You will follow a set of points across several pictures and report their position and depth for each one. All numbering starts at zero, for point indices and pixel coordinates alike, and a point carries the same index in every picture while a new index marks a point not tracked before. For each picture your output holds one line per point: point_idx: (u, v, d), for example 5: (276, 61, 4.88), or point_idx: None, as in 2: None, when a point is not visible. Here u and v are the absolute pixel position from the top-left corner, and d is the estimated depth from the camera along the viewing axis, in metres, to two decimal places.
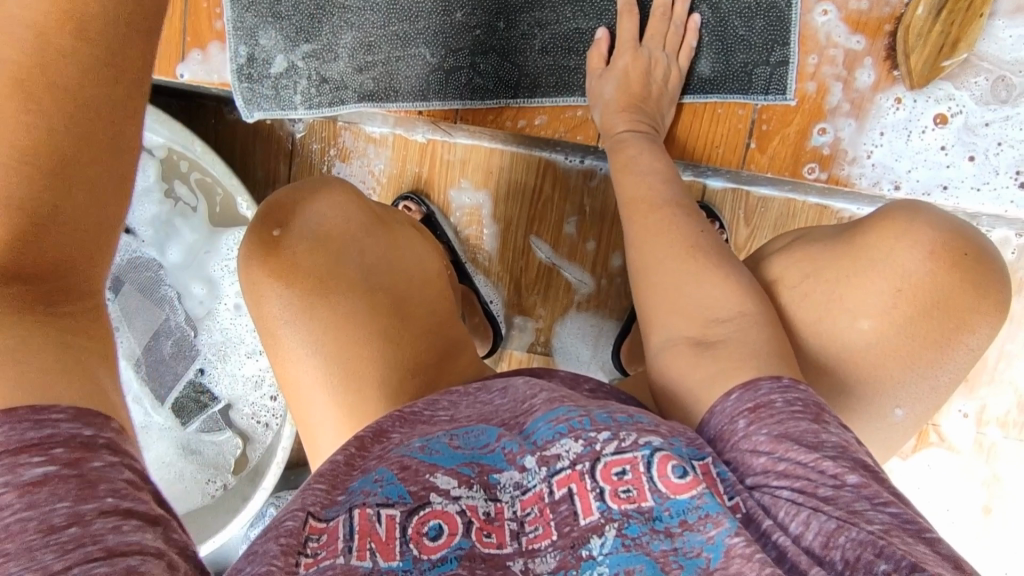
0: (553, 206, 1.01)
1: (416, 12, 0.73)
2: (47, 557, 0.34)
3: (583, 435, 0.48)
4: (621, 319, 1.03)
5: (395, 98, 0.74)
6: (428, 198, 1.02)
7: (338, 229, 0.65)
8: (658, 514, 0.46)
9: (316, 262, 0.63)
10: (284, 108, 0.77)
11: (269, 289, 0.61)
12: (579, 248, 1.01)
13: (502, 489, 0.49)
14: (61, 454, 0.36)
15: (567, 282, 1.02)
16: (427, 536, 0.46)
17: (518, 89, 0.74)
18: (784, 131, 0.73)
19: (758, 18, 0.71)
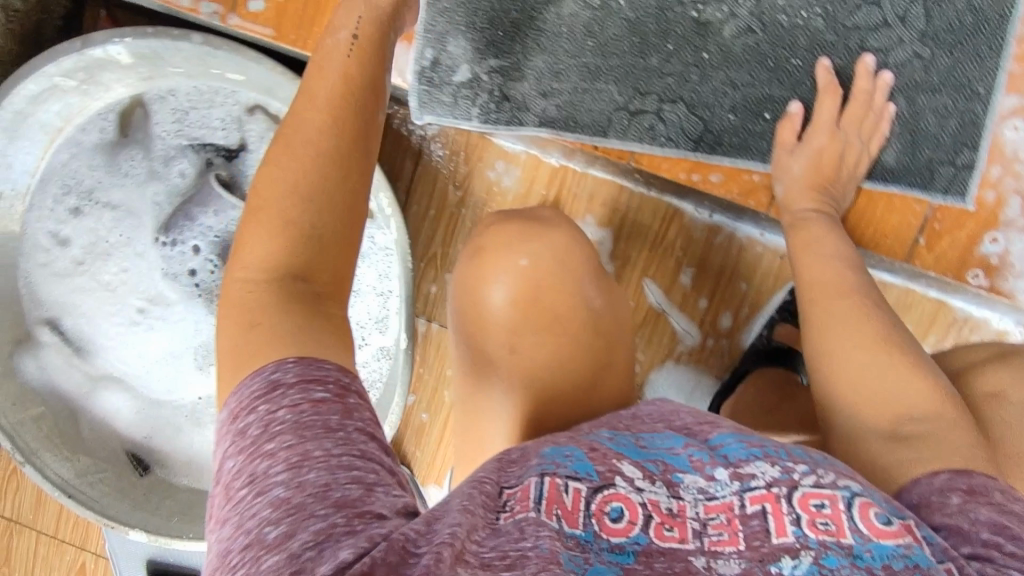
0: (674, 253, 1.00)
1: (612, 48, 0.73)
2: (330, 445, 0.43)
3: (780, 462, 0.48)
4: (720, 377, 1.03)
5: (575, 128, 0.74)
6: None
7: (558, 258, 0.63)
8: (859, 552, 0.42)
9: (532, 287, 0.61)
10: (457, 117, 0.76)
11: (492, 307, 0.62)
12: (692, 298, 1.00)
13: (686, 489, 0.47)
14: (330, 391, 0.45)
15: (672, 331, 1.01)
16: (608, 515, 0.44)
17: (699, 142, 0.73)
18: (956, 233, 0.73)
19: (953, 119, 0.71)
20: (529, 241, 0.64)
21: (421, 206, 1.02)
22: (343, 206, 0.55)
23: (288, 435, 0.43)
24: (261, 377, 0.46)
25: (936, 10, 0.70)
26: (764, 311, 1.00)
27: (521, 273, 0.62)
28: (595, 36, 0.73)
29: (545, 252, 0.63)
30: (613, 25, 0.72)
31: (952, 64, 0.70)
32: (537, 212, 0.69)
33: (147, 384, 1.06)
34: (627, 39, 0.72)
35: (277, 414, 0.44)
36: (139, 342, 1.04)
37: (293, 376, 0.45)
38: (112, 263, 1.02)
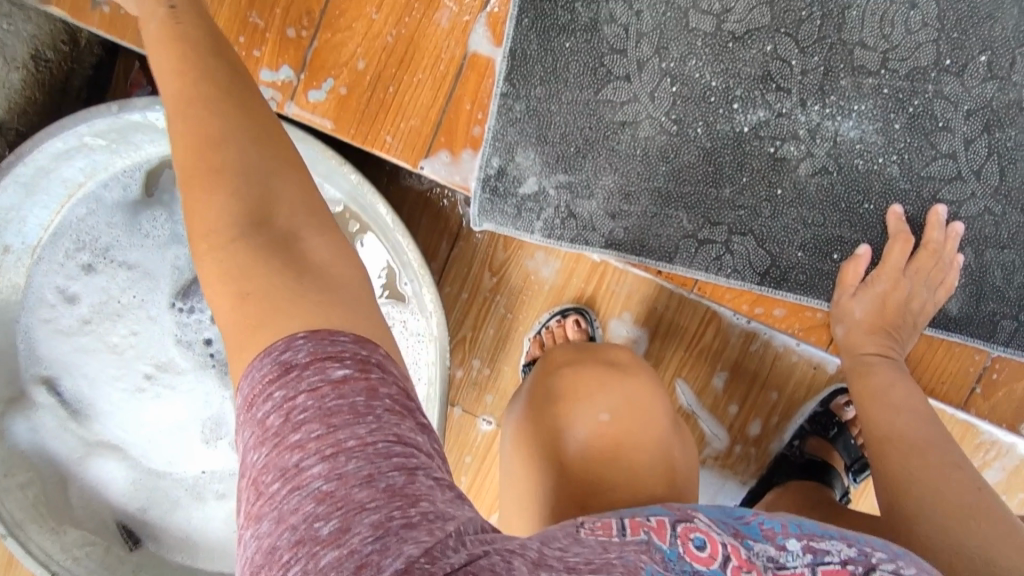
0: (710, 356, 0.99)
1: (685, 176, 0.71)
2: (360, 430, 0.38)
3: (857, 544, 0.47)
4: (745, 482, 1.01)
5: (641, 253, 0.72)
6: (591, 312, 0.98)
7: (638, 406, 0.61)
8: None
9: (610, 438, 0.59)
10: (519, 228, 0.73)
11: (570, 455, 0.59)
12: (723, 402, 0.99)
13: (757, 553, 0.45)
14: (352, 369, 0.39)
15: (700, 433, 1.00)
16: (692, 546, 0.44)
17: (766, 277, 0.72)
18: (1012, 385, 0.73)
19: (1018, 275, 0.71)
20: (609, 384, 0.63)
21: (453, 290, 0.99)
22: (203, 165, 0.48)
23: (313, 423, 0.37)
24: (270, 359, 0.40)
25: (1010, 170, 0.70)
26: (793, 420, 0.99)
27: (597, 422, 0.60)
28: (669, 163, 0.71)
29: (628, 396, 0.62)
30: (688, 153, 0.71)
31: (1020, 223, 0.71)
32: (611, 352, 0.68)
33: (145, 452, 0.96)
34: (701, 168, 0.71)
35: (296, 400, 0.38)
36: (143, 409, 0.95)
37: (307, 355, 0.39)
38: (122, 325, 0.94)
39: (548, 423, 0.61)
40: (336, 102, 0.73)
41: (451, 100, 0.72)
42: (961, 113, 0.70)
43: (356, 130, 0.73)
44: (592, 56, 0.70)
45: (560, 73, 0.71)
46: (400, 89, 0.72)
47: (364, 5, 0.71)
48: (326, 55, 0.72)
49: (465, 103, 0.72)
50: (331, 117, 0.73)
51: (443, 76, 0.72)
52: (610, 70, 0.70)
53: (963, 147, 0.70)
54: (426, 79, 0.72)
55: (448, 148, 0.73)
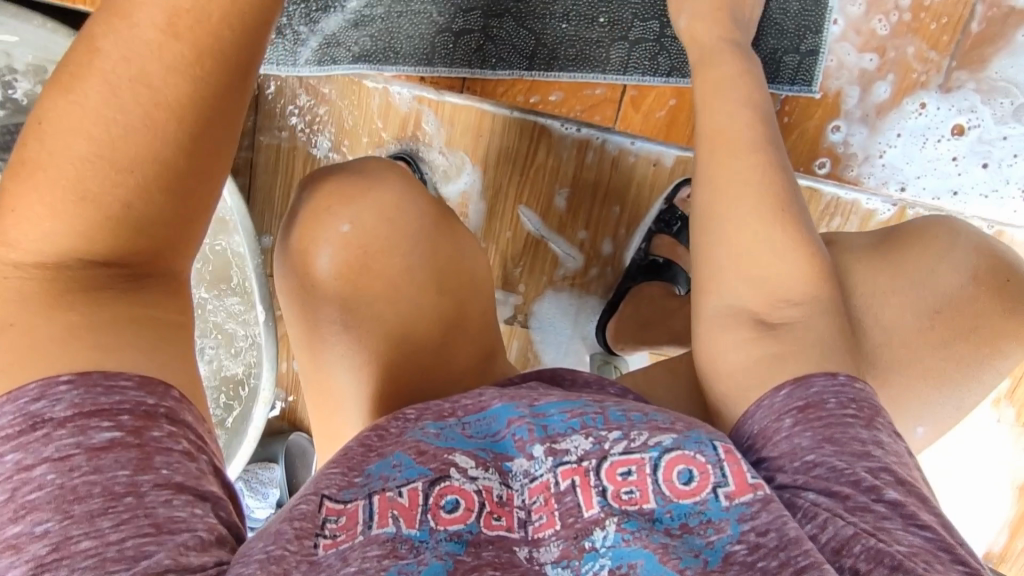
0: (547, 171, 0.95)
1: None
2: (103, 525, 0.35)
3: (594, 433, 0.48)
4: (605, 297, 1.01)
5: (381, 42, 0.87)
6: (419, 149, 0.94)
7: (395, 205, 0.61)
8: (659, 514, 0.45)
9: (363, 252, 0.59)
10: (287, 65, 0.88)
11: (318, 245, 0.59)
12: (570, 222, 0.97)
13: (512, 477, 0.47)
14: (127, 422, 0.37)
15: (554, 255, 0.99)
16: (443, 509, 0.44)
17: (477, 62, 0.88)
18: (806, 124, 0.75)
19: (795, 4, 0.72)
20: (358, 198, 0.61)
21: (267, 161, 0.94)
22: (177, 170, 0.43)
23: (43, 511, 0.35)
24: (14, 407, 0.36)
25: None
26: (643, 220, 0.97)
27: (344, 238, 0.59)
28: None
29: (369, 203, 0.61)
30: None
31: None
32: (363, 163, 0.65)
33: None
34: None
35: (35, 470, 0.35)
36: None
37: (68, 409, 0.36)
38: None
39: (310, 222, 0.60)
40: None
41: None
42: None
43: None
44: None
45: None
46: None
47: None
48: None
49: None
50: None
51: None
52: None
53: None
54: None
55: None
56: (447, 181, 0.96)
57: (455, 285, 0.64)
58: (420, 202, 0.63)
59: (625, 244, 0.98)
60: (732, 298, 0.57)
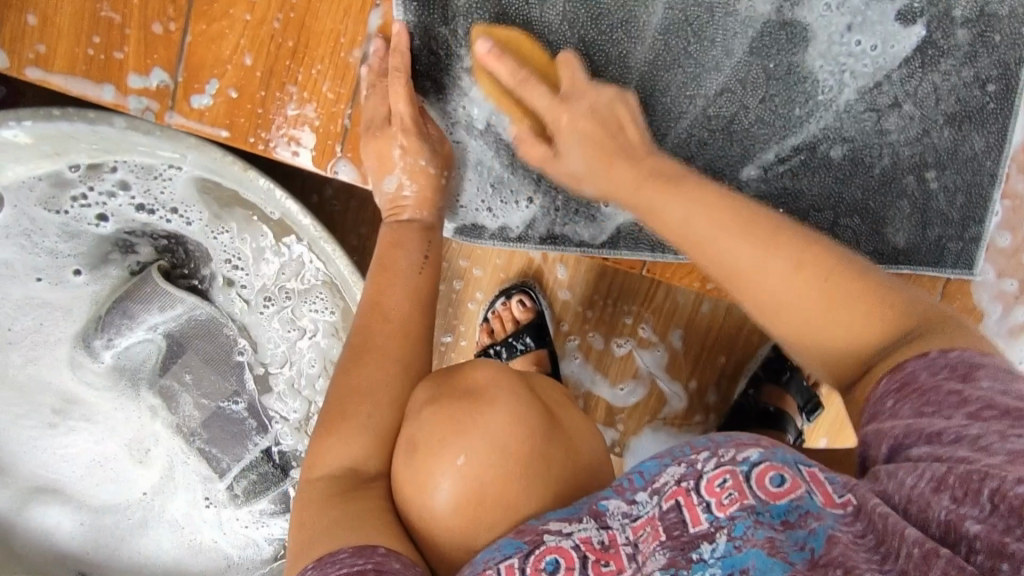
0: (663, 314, 0.98)
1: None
2: None
3: (685, 459, 0.51)
4: (706, 434, 1.02)
5: (567, 220, 0.76)
6: (538, 288, 0.95)
7: (510, 421, 0.57)
8: (759, 509, 0.45)
9: (482, 483, 0.54)
10: (475, 235, 0.75)
11: (437, 480, 0.54)
12: (680, 361, 1.00)
13: (612, 517, 0.51)
14: None
15: (661, 392, 1.00)
16: (545, 570, 0.47)
17: (662, 240, 0.75)
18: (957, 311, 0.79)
19: (960, 194, 0.75)
20: (470, 428, 0.56)
21: None
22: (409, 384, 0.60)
23: None
24: None
25: (927, 102, 0.73)
26: (750, 366, 1.00)
27: (461, 472, 0.54)
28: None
29: (483, 429, 0.56)
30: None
31: (956, 137, 0.74)
32: (470, 377, 0.60)
33: (87, 490, 0.89)
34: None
35: None
36: (59, 447, 0.88)
37: None
38: (17, 354, 0.85)
39: (420, 461, 0.55)
40: (227, 106, 0.64)
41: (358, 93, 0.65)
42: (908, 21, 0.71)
43: (255, 138, 0.65)
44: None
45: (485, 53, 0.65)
46: (309, 102, 0.65)
47: None
48: (203, 52, 0.63)
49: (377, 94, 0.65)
50: (224, 124, 0.65)
51: (345, 64, 0.64)
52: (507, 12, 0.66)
53: (883, 79, 0.73)
54: (325, 72, 0.64)
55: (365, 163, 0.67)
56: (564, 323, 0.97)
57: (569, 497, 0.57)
58: (518, 402, 0.58)
59: (728, 390, 1.01)
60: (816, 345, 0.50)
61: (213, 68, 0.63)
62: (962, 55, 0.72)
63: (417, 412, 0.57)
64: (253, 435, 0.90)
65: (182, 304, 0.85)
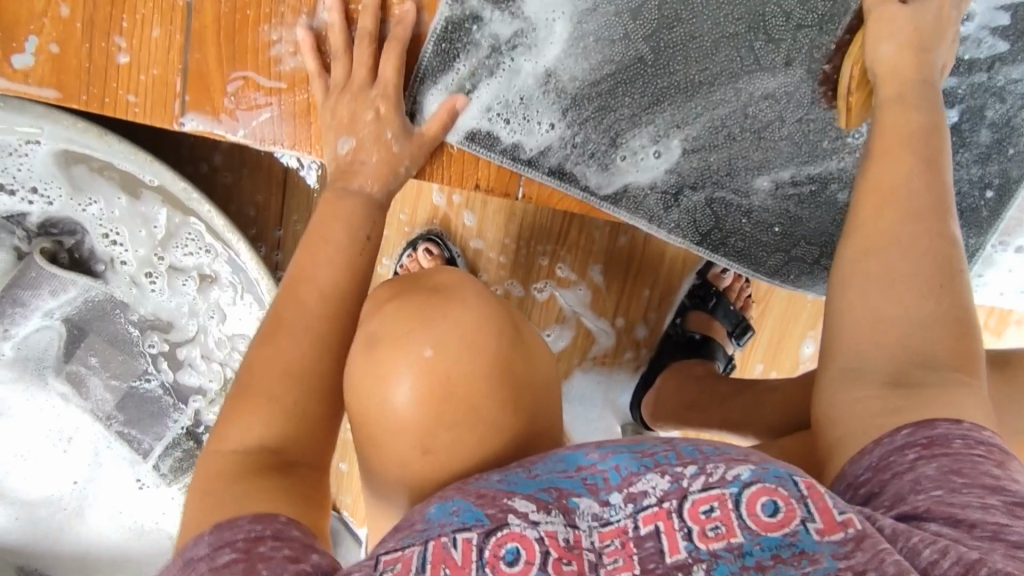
0: (580, 250, 0.95)
1: (588, 86, 0.65)
2: None
3: (669, 470, 0.41)
4: (639, 369, 1.01)
5: (579, 163, 0.68)
6: (447, 238, 0.93)
7: (478, 319, 0.54)
8: (748, 547, 0.37)
9: (448, 377, 0.51)
10: (464, 148, 0.66)
11: (398, 374, 0.50)
12: (604, 297, 0.97)
13: (580, 516, 0.41)
14: (239, 545, 0.38)
15: (587, 330, 0.98)
16: (503, 559, 0.38)
17: (716, 170, 0.71)
18: None
19: (969, 83, 0.69)
20: (437, 319, 0.53)
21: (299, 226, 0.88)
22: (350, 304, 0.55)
23: None
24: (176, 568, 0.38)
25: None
26: (675, 297, 0.99)
27: (426, 364, 0.51)
28: (599, 85, 0.65)
29: (450, 322, 0.52)
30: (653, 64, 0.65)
31: (997, 15, 0.67)
32: (434, 278, 0.57)
33: (10, 486, 0.88)
34: (649, 87, 0.66)
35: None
36: None
37: (205, 548, 0.38)
38: None
39: (377, 358, 0.51)
40: (51, 64, 0.60)
41: (192, 35, 0.61)
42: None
43: (87, 95, 0.61)
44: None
45: None
46: (138, 52, 0.60)
47: None
48: (13, 5, 0.58)
49: (213, 37, 0.61)
50: (51, 84, 0.60)
51: (171, 5, 0.60)
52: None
53: None
54: (151, 15, 0.60)
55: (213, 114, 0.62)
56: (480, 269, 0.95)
57: (529, 398, 0.54)
58: (484, 296, 0.56)
59: (657, 324, 0.99)
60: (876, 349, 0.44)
61: (29, 24, 0.59)
62: (953, 103, 0.70)
63: (383, 310, 0.55)
64: (171, 412, 0.89)
65: (73, 287, 0.82)
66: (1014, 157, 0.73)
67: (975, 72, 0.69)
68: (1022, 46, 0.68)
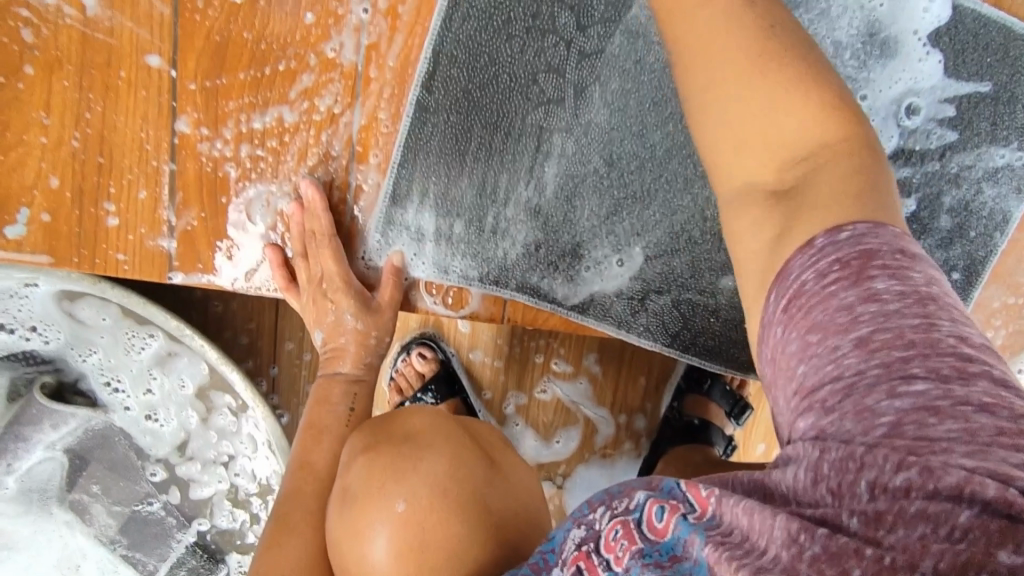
0: (573, 344, 0.97)
1: (545, 199, 0.66)
2: None
3: (584, 519, 0.44)
4: (641, 452, 1.02)
5: (545, 274, 0.68)
6: (441, 339, 0.95)
7: (448, 469, 0.54)
8: (647, 552, 0.39)
9: (421, 532, 0.51)
10: (434, 262, 0.66)
11: (373, 534, 0.51)
12: (601, 385, 0.99)
13: None
14: None
15: (586, 418, 1.00)
16: None
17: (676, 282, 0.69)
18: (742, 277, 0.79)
19: (922, 179, 0.70)
20: (409, 471, 0.53)
21: (293, 345, 0.94)
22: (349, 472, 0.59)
23: None
24: None
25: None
26: (671, 381, 1.00)
27: (401, 520, 0.51)
28: (554, 198, 0.66)
29: (421, 474, 0.53)
30: (606, 175, 0.67)
31: (939, 113, 0.69)
32: (409, 421, 0.58)
33: None
34: (606, 197, 0.67)
35: None
36: None
37: None
38: None
39: (352, 522, 0.53)
40: (43, 232, 0.62)
41: (177, 195, 0.63)
42: (902, 95, 0.68)
43: (79, 257, 0.63)
44: (531, 37, 0.63)
45: (303, 138, 0.63)
46: (126, 213, 0.63)
47: (27, 110, 0.60)
48: (5, 181, 0.61)
49: (196, 196, 0.64)
50: (45, 249, 0.63)
51: (156, 169, 0.63)
52: (542, 90, 0.64)
53: None
54: (136, 179, 0.63)
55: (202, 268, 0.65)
56: (475, 368, 0.97)
57: (513, 532, 0.54)
58: (457, 436, 0.57)
59: (654, 412, 1.01)
60: (733, 266, 0.47)
61: (20, 196, 0.62)
62: (909, 192, 0.71)
63: (355, 463, 0.56)
64: (175, 532, 0.89)
65: (74, 418, 0.84)
66: (976, 239, 0.72)
67: (927, 161, 0.70)
68: (971, 135, 0.69)
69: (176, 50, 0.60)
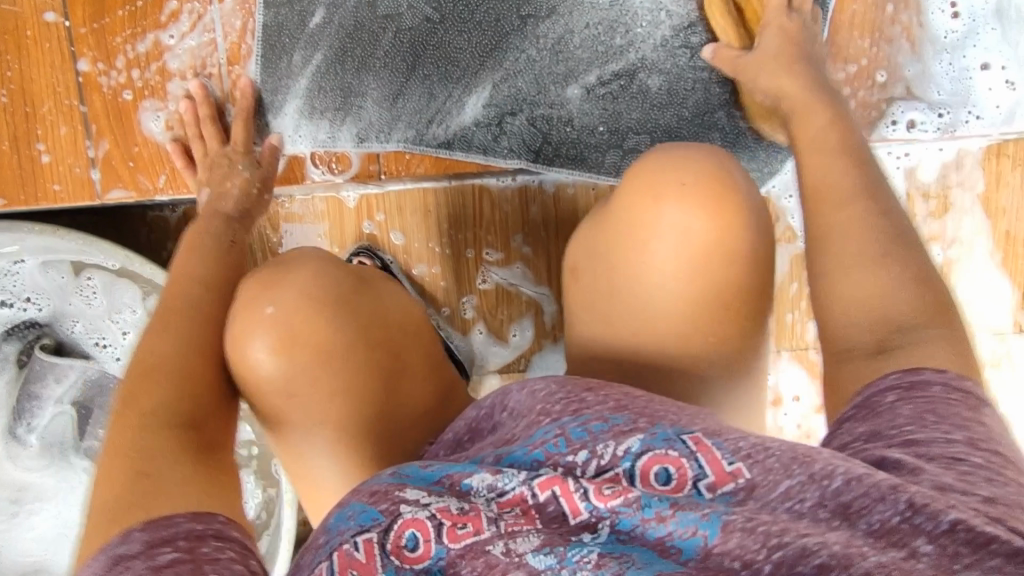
0: (497, 228, 1.03)
1: (392, 57, 0.74)
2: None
3: (562, 461, 0.40)
4: None
5: (408, 120, 0.75)
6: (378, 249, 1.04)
7: (314, 276, 0.57)
8: (647, 500, 0.36)
9: (296, 326, 0.54)
10: (311, 132, 0.76)
11: (251, 341, 0.53)
12: (532, 262, 1.05)
13: (476, 494, 0.39)
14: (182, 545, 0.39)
15: (528, 299, 1.06)
16: (406, 548, 0.37)
17: (526, 101, 0.74)
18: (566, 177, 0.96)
19: None
20: (281, 282, 0.56)
21: None
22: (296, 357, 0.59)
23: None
24: (142, 539, 0.39)
25: None
26: None
27: (272, 321, 0.54)
28: (400, 54, 0.74)
29: (298, 282, 0.56)
30: (437, 22, 0.73)
31: None
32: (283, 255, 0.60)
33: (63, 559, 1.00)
34: (443, 41, 0.74)
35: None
36: (25, 529, 1.00)
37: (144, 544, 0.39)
38: None
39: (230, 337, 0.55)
40: None
41: (92, 126, 0.76)
42: None
43: (24, 194, 0.76)
44: None
45: (179, 54, 0.75)
46: (54, 150, 0.76)
47: None
48: None
49: (106, 125, 0.76)
50: None
51: (70, 107, 0.75)
52: None
53: None
54: (57, 118, 0.76)
55: (122, 185, 0.77)
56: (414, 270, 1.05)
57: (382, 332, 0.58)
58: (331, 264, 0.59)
59: None
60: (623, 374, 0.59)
61: None
62: None
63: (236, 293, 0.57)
64: None
65: (72, 370, 0.97)
66: None
67: None
68: None
69: (66, 5, 0.74)
